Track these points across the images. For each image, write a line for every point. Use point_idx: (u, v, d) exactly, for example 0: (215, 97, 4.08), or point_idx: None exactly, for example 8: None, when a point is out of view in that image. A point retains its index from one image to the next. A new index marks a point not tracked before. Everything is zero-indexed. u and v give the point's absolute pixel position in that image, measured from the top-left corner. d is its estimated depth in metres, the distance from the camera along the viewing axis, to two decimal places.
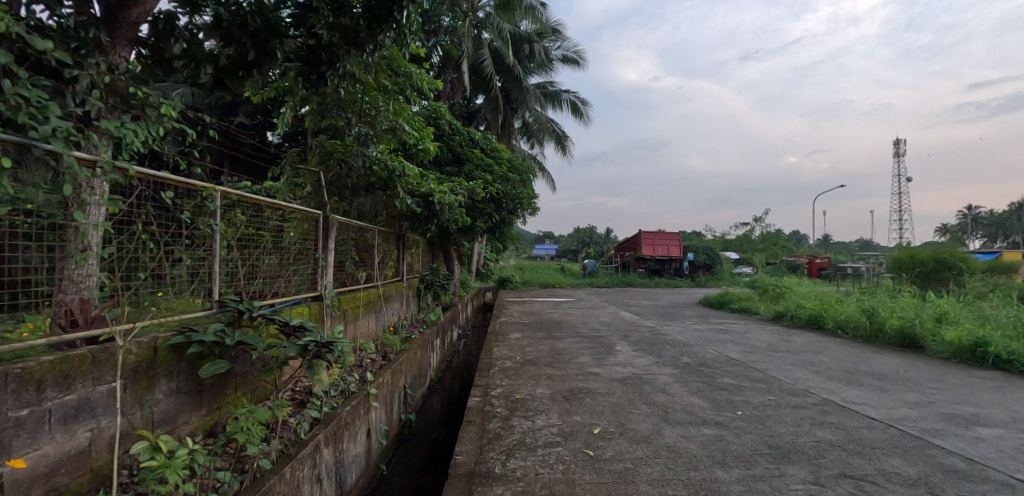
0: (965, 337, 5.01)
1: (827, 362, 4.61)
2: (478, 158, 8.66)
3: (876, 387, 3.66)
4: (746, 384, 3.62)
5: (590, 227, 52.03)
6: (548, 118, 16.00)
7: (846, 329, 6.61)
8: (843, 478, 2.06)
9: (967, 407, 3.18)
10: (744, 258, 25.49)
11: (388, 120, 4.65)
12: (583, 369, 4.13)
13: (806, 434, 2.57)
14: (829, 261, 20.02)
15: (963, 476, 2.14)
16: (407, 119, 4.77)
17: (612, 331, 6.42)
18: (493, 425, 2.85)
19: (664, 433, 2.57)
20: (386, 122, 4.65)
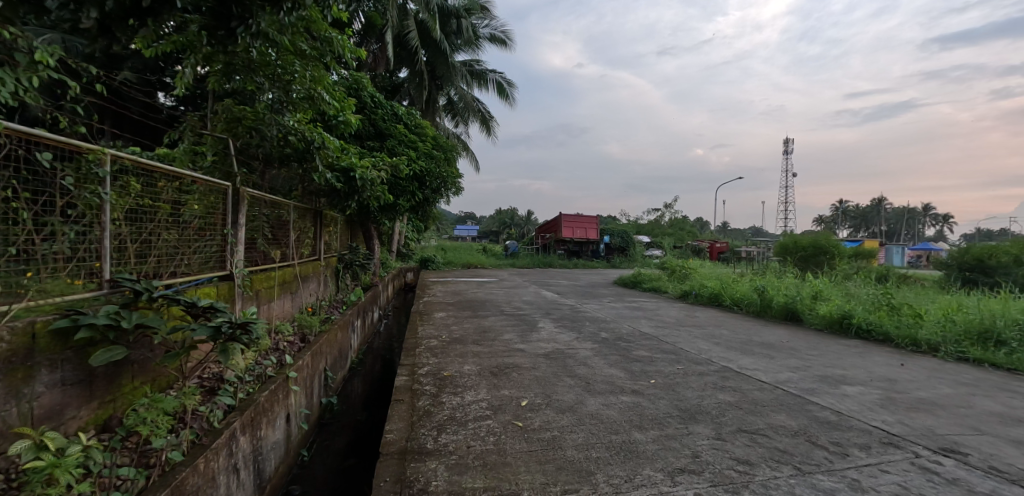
0: (834, 310, 5.86)
1: (725, 335, 5.15)
2: (402, 133, 8.38)
3: (765, 354, 4.17)
4: (658, 355, 3.95)
5: (512, 210, 52.70)
6: (473, 97, 15.85)
7: (740, 305, 7.42)
8: (741, 433, 2.34)
9: (834, 369, 3.74)
10: (654, 241, 27.36)
11: (304, 87, 4.33)
12: (509, 346, 4.24)
13: (709, 397, 2.88)
14: (727, 245, 22.15)
15: (833, 425, 2.53)
16: (326, 88, 4.47)
17: (535, 309, 6.63)
18: (423, 402, 2.86)
19: (587, 402, 2.73)
20: (304, 88, 4.33)
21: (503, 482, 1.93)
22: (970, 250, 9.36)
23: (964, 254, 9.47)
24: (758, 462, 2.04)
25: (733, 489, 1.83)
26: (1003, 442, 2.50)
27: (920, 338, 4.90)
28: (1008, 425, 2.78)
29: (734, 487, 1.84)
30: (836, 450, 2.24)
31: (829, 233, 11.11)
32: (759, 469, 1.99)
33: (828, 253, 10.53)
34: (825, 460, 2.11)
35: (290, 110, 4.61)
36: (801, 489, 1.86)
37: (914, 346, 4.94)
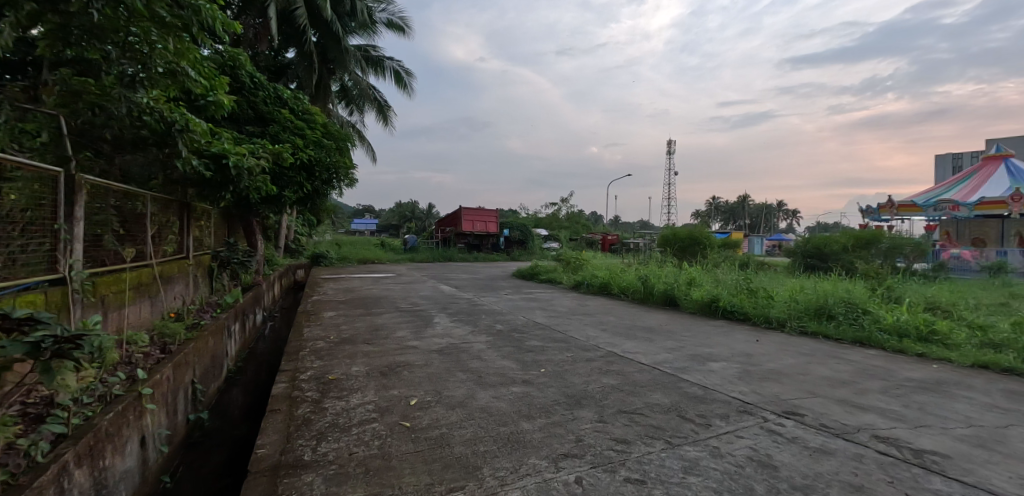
0: (705, 295, 6.51)
1: (612, 321, 5.48)
2: (287, 119, 7.68)
3: (646, 338, 4.49)
4: (549, 344, 4.06)
5: (413, 203, 51.48)
6: (369, 84, 15.12)
7: (626, 293, 7.96)
8: (621, 414, 2.47)
9: (703, 348, 4.14)
10: (552, 234, 28.43)
11: (165, 61, 3.64)
12: (402, 343, 4.09)
13: (594, 381, 3.01)
14: (618, 237, 23.71)
15: (700, 399, 2.77)
16: (193, 63, 3.79)
17: (432, 304, 6.50)
18: (302, 411, 2.62)
19: (477, 396, 2.70)
20: (165, 63, 3.65)
21: (386, 487, 1.82)
22: (810, 240, 10.99)
23: (806, 243, 11.08)
24: (634, 440, 2.16)
25: (611, 469, 1.90)
26: (830, 402, 2.94)
27: (772, 316, 5.64)
28: (834, 387, 3.27)
29: (612, 466, 1.92)
30: (701, 421, 2.45)
31: (702, 225, 12.34)
32: (635, 446, 2.11)
33: (702, 244, 11.70)
34: (691, 432, 2.30)
35: (145, 86, 3.84)
36: (670, 461, 2.00)
37: (767, 323, 5.67)
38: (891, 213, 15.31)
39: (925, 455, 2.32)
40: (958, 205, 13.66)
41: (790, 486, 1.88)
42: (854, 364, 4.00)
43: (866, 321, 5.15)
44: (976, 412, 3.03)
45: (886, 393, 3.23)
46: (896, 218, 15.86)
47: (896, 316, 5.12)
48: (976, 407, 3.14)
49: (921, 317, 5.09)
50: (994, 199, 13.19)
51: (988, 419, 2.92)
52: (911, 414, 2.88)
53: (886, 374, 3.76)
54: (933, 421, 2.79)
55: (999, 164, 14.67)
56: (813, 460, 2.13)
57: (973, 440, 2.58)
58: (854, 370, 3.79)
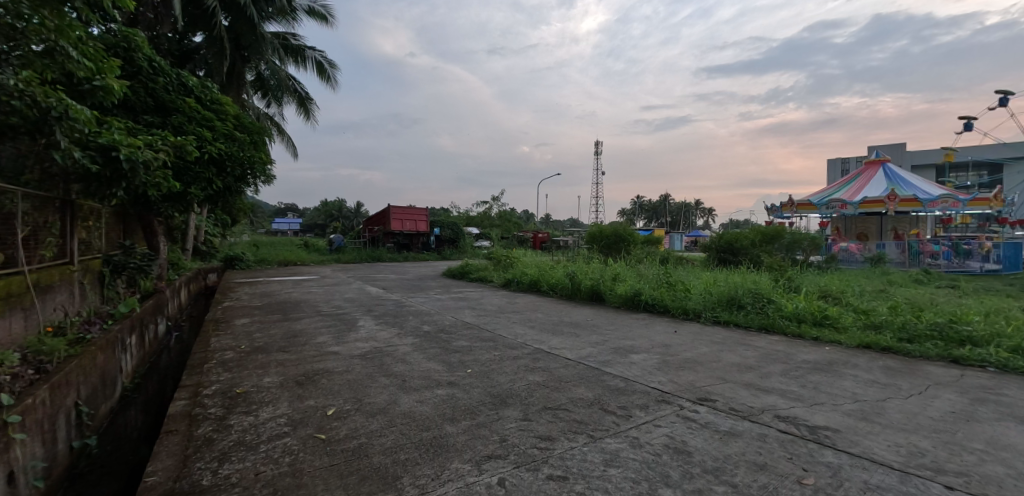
0: (628, 290, 6.79)
1: (540, 318, 5.55)
2: (193, 109, 6.95)
3: (572, 333, 4.58)
4: (477, 344, 4.02)
5: (340, 202, 49.35)
6: (288, 74, 14.23)
7: (555, 289, 8.12)
8: (545, 411, 2.48)
9: (625, 341, 4.29)
10: (483, 233, 28.47)
11: (38, 39, 3.04)
12: (321, 349, 3.86)
13: (520, 379, 3.01)
14: (548, 235, 24.19)
15: (621, 391, 2.86)
16: (75, 43, 3.20)
17: (357, 307, 6.22)
18: (203, 430, 2.37)
19: (400, 402, 2.60)
20: (38, 40, 3.05)
21: None
22: (723, 236, 11.81)
23: (719, 239, 11.89)
24: (557, 437, 2.17)
25: (534, 467, 1.89)
26: (738, 387, 3.15)
27: (689, 308, 5.98)
28: (742, 372, 3.52)
29: (535, 465, 1.91)
30: (621, 413, 2.52)
31: (626, 223, 12.89)
32: (558, 442, 2.12)
33: (626, 241, 12.23)
34: (613, 424, 2.36)
35: (13, 64, 3.13)
36: (592, 455, 2.02)
37: (684, 314, 6.01)
38: (791, 212, 16.87)
39: (819, 430, 2.55)
40: (845, 204, 15.33)
41: (702, 470, 1.97)
42: (759, 349, 4.33)
43: (770, 310, 5.61)
44: (859, 388, 3.39)
45: (786, 375, 3.52)
46: (795, 216, 17.53)
47: (794, 304, 5.63)
48: (860, 383, 3.50)
49: (816, 304, 5.63)
50: (873, 198, 14.95)
51: (869, 394, 3.27)
52: (807, 393, 3.16)
53: (786, 358, 4.11)
54: (825, 399, 3.07)
55: (877, 168, 16.63)
56: (723, 443, 2.26)
57: (857, 413, 2.87)
58: (759, 355, 4.10)
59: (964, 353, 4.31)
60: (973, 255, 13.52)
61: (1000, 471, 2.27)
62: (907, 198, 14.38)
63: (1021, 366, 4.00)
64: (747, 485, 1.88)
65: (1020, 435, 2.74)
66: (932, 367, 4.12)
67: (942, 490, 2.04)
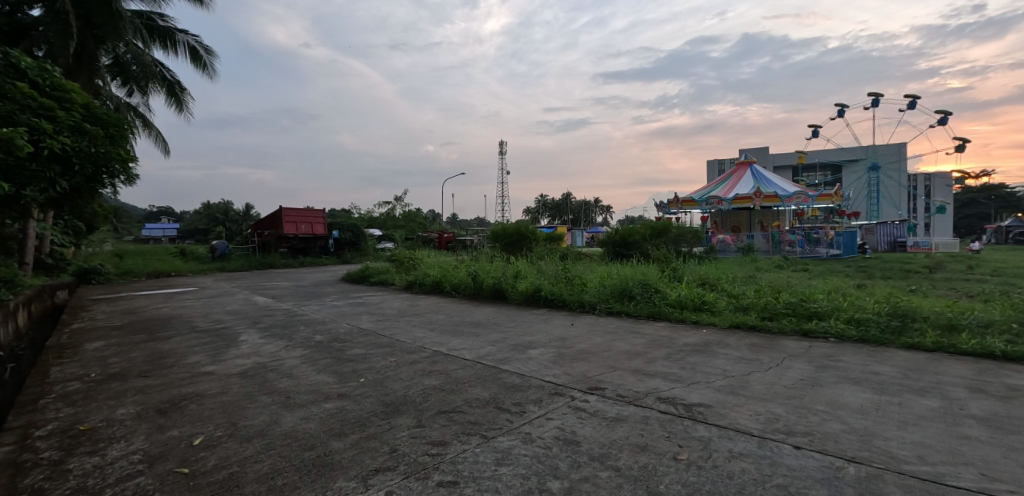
0: (529, 286, 6.98)
1: (441, 319, 5.49)
2: (26, 95, 5.64)
3: (472, 333, 4.60)
4: (373, 352, 3.88)
5: (225, 203, 44.77)
6: (154, 59, 12.55)
7: (458, 289, 8.10)
8: (439, 415, 2.46)
9: (524, 337, 4.39)
10: (386, 234, 27.51)
11: None
12: (193, 371, 3.45)
13: (416, 385, 2.98)
14: (454, 234, 24.02)
15: (517, 388, 2.93)
16: None
17: (240, 320, 5.67)
18: (31, 480, 1.98)
19: (281, 421, 2.40)
20: None
21: None
22: (617, 231, 12.57)
23: (613, 234, 12.63)
24: (450, 441, 2.16)
25: (424, 475, 1.85)
26: (626, 373, 3.36)
27: (585, 301, 6.31)
28: (630, 359, 3.76)
29: (425, 473, 1.87)
30: (515, 409, 2.58)
31: (528, 221, 13.22)
32: (451, 447, 2.10)
33: (527, 239, 12.55)
34: (507, 422, 2.40)
35: None
36: (484, 455, 2.03)
37: (581, 306, 6.34)
38: (677, 208, 18.46)
39: (693, 407, 2.80)
40: (721, 200, 17.15)
41: (589, 458, 2.06)
42: (646, 336, 4.68)
43: (657, 299, 6.07)
44: (729, 365, 3.79)
45: (668, 359, 3.83)
46: (680, 212, 19.20)
47: (677, 292, 6.16)
48: (729, 361, 3.92)
49: (695, 291, 6.21)
50: (743, 195, 16.88)
51: (737, 369, 3.66)
52: (685, 374, 3.46)
53: (670, 342, 4.48)
54: (700, 378, 3.39)
55: (746, 168, 18.78)
56: (609, 429, 2.38)
57: (727, 388, 3.20)
58: (645, 341, 4.42)
59: (812, 327, 5.02)
60: (821, 242, 15.70)
61: (837, 427, 2.65)
62: (770, 195, 16.41)
63: (853, 335, 4.75)
64: (629, 467, 2.00)
65: (851, 394, 3.24)
66: (787, 341, 4.73)
67: (791, 450, 2.33)
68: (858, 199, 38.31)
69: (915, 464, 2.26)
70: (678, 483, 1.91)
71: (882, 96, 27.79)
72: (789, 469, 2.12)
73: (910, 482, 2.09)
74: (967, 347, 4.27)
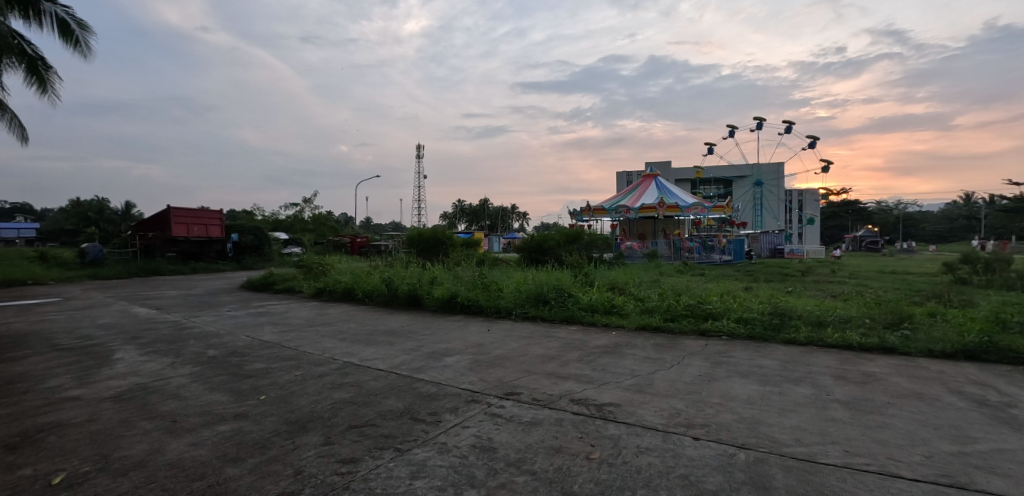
0: (445, 292, 6.90)
1: (353, 328, 5.23)
2: None
3: (386, 342, 4.43)
4: (276, 365, 3.60)
5: (97, 201, 39.22)
6: (8, 30, 10.70)
7: (371, 296, 7.80)
8: (350, 431, 2.34)
9: (440, 345, 4.32)
10: (293, 238, 25.78)
11: None
12: (52, 397, 2.95)
13: (324, 400, 2.81)
14: (368, 239, 23.05)
15: (432, 397, 2.88)
16: None
17: (115, 334, 4.97)
18: None
19: (165, 449, 2.14)
20: None
21: None
22: (533, 237, 12.86)
23: (529, 240, 12.91)
24: (361, 457, 2.05)
25: None
26: (541, 377, 3.43)
27: (501, 307, 6.38)
28: (544, 362, 3.85)
29: (334, 494, 1.75)
30: (430, 419, 2.53)
31: (445, 226, 13.08)
32: (362, 463, 2.00)
33: (444, 244, 12.42)
34: (422, 433, 2.34)
35: None
36: (398, 470, 1.95)
37: (497, 312, 6.40)
38: (589, 216, 19.31)
39: (604, 407, 2.92)
40: (629, 209, 18.29)
41: (505, 464, 2.06)
42: (560, 340, 4.82)
43: (570, 303, 6.29)
44: (636, 365, 4.02)
45: (581, 361, 3.98)
46: (592, 220, 20.10)
47: (589, 296, 6.43)
48: (636, 360, 4.16)
49: (605, 295, 6.54)
50: (648, 205, 18.11)
51: (643, 369, 3.90)
52: (596, 375, 3.61)
53: (582, 345, 4.66)
54: (610, 378, 3.55)
55: (651, 180, 20.17)
56: (524, 434, 2.41)
57: (634, 387, 3.39)
58: (559, 345, 4.55)
59: (708, 326, 5.50)
60: (715, 249, 17.50)
61: (729, 417, 2.91)
62: (671, 205, 17.77)
63: (742, 333, 5.28)
64: (544, 470, 2.03)
65: (740, 386, 3.58)
66: (686, 340, 5.14)
67: (691, 441, 2.52)
68: (745, 210, 42.73)
69: (793, 446, 2.55)
70: (591, 481, 1.97)
71: (765, 120, 31.30)
72: (689, 460, 2.29)
73: (789, 462, 2.35)
74: (831, 341, 4.92)
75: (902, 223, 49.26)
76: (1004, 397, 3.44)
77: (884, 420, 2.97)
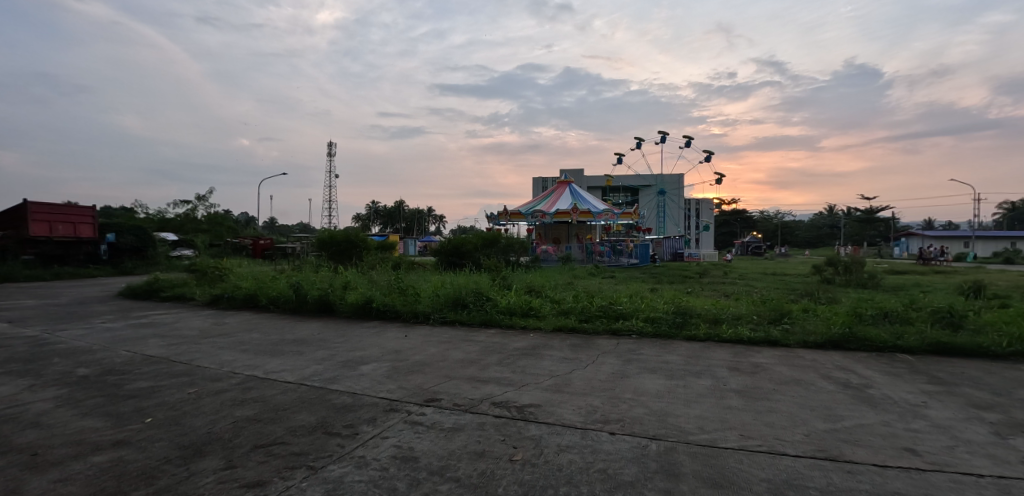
0: (360, 297, 6.59)
1: (256, 338, 4.81)
2: None
3: (294, 352, 4.12)
4: (164, 383, 3.19)
5: None
6: None
7: (276, 303, 7.23)
8: (255, 451, 2.15)
9: (354, 353, 4.12)
10: (184, 239, 23.18)
11: None
12: None
13: (224, 419, 2.55)
14: (272, 241, 21.35)
15: (347, 408, 2.73)
16: None
17: None
18: None
19: (22, 489, 1.80)
20: None
21: None
22: (450, 241, 12.73)
23: (447, 243, 12.77)
24: (270, 479, 1.89)
25: None
26: (462, 382, 3.40)
27: (419, 311, 6.24)
28: (465, 367, 3.81)
29: None
30: (346, 432, 2.40)
31: (359, 228, 12.52)
32: (272, 486, 1.84)
33: (357, 247, 11.88)
34: (338, 447, 2.21)
35: None
36: (313, 489, 1.82)
37: (415, 317, 6.24)
38: (506, 219, 19.58)
39: (525, 408, 2.96)
40: (545, 214, 18.85)
41: (429, 473, 2.01)
42: (479, 343, 4.81)
43: (489, 307, 6.31)
44: (554, 365, 4.13)
45: (501, 364, 4.00)
46: (510, 224, 20.39)
47: (507, 299, 6.50)
48: (554, 361, 4.28)
49: (524, 298, 6.65)
50: (563, 210, 18.79)
51: (561, 369, 4.02)
52: (517, 377, 3.65)
53: (502, 348, 4.69)
54: (530, 380, 3.62)
55: (565, 187, 20.94)
56: (447, 440, 2.37)
57: (553, 387, 3.48)
58: (479, 348, 4.54)
59: (619, 326, 5.81)
60: (624, 253, 18.57)
61: (641, 411, 3.09)
62: (584, 211, 18.59)
63: (649, 332, 5.64)
64: (468, 476, 2.01)
65: (649, 381, 3.83)
66: (600, 339, 5.39)
67: (607, 436, 2.63)
68: (649, 217, 45.87)
69: (697, 434, 2.77)
70: (516, 483, 1.98)
71: (667, 134, 33.86)
72: (606, 454, 2.39)
73: (694, 449, 2.55)
74: (726, 336, 5.43)
75: (779, 230, 55.85)
76: (862, 380, 4.02)
77: (770, 405, 3.34)
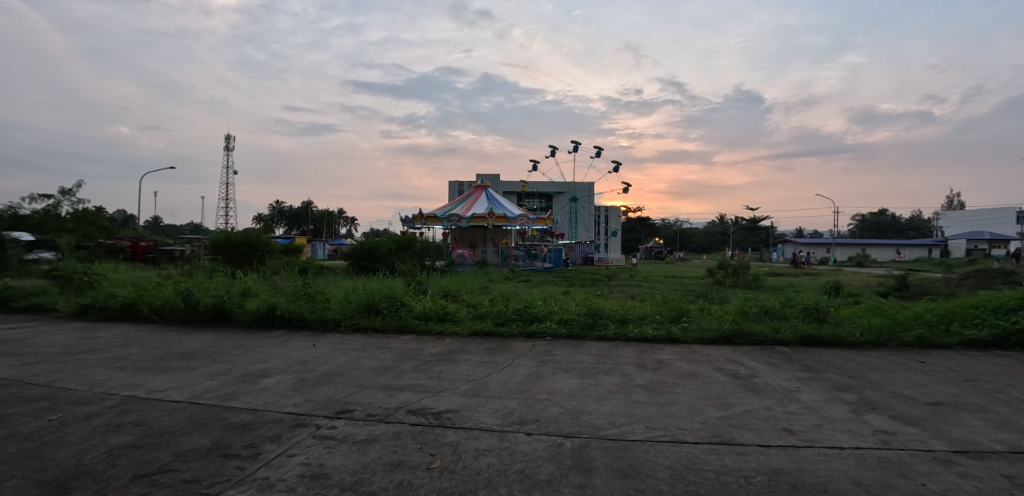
0: (261, 305, 6.09)
1: (136, 353, 4.25)
2: None
3: (184, 368, 3.71)
4: (14, 411, 2.71)
5: None
6: None
7: (160, 313, 6.44)
8: (137, 482, 1.90)
9: (255, 365, 3.80)
10: (42, 240, 19.83)
11: None
12: None
13: (95, 448, 2.22)
14: (156, 243, 19.01)
15: (247, 427, 2.51)
16: None
17: None
18: None
19: None
20: None
21: None
22: (362, 244, 12.22)
23: (359, 246, 12.23)
24: None
25: None
26: (376, 390, 3.28)
27: (329, 318, 5.91)
28: (379, 375, 3.68)
29: None
30: (246, 452, 2.21)
31: (261, 230, 11.56)
32: None
33: (258, 250, 10.96)
34: (238, 470, 2.03)
35: None
36: None
37: (324, 325, 5.90)
38: (422, 223, 19.22)
39: (442, 414, 2.93)
40: (461, 218, 18.80)
41: (341, 490, 1.92)
42: (393, 350, 4.67)
43: (404, 312, 6.15)
44: (471, 370, 4.13)
45: (416, 371, 3.92)
46: (426, 227, 20.04)
47: (423, 304, 6.38)
48: (471, 365, 4.28)
49: (440, 303, 6.58)
50: (479, 215, 18.88)
51: (478, 373, 4.03)
52: (434, 383, 3.60)
53: (417, 354, 4.60)
54: (446, 385, 3.59)
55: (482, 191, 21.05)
56: (360, 453, 2.28)
57: (470, 391, 3.49)
58: (394, 355, 4.41)
59: (534, 328, 5.96)
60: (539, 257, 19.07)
61: (555, 410, 3.20)
62: (500, 215, 18.84)
63: (563, 333, 5.85)
64: (384, 489, 1.95)
65: (563, 381, 3.97)
66: (516, 342, 5.49)
67: (524, 437, 2.69)
68: (563, 223, 47.62)
69: (607, 429, 2.93)
70: (433, 491, 1.96)
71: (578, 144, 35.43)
72: (523, 455, 2.44)
73: (605, 443, 2.69)
74: (633, 335, 5.80)
75: (677, 235, 60.89)
76: (747, 371, 4.51)
77: (672, 398, 3.62)
